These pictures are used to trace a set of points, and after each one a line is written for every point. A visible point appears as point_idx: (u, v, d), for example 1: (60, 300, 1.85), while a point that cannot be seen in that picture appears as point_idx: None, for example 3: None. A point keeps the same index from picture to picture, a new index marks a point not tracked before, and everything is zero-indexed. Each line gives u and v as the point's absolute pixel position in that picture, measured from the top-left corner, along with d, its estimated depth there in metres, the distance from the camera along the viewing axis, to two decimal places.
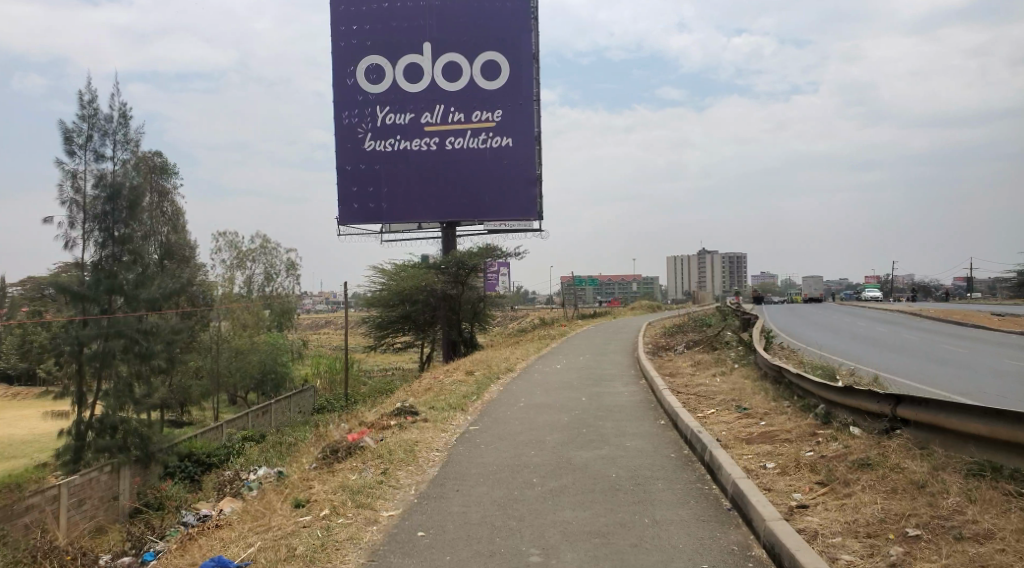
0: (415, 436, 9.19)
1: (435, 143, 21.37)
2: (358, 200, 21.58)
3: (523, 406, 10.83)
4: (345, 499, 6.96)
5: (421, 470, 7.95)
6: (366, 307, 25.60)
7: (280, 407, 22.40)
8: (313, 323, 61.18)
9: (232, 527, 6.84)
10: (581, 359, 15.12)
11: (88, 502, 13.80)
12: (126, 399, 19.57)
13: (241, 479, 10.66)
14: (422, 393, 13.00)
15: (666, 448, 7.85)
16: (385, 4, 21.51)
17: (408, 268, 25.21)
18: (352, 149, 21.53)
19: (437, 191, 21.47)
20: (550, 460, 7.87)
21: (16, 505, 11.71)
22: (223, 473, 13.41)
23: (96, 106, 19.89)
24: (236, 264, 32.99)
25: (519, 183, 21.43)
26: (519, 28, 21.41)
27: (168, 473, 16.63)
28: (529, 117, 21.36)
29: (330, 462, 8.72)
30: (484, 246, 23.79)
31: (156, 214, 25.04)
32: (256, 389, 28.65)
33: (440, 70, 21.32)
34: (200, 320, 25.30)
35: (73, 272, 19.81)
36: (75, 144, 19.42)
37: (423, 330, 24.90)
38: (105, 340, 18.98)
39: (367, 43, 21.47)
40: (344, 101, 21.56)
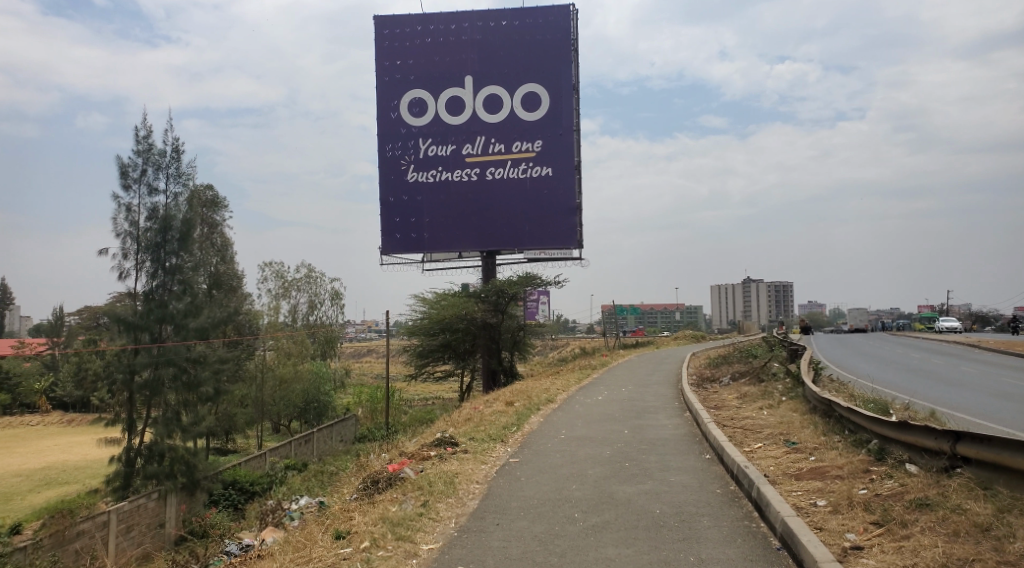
0: (455, 467, 9.13)
1: (475, 174, 21.55)
2: (400, 230, 21.85)
3: (564, 439, 10.67)
4: (386, 532, 6.92)
5: (462, 503, 7.88)
6: (407, 336, 25.66)
7: (323, 435, 22.63)
8: (355, 352, 61.53)
9: (273, 558, 6.83)
10: (624, 391, 14.88)
11: (136, 529, 14.01)
12: (173, 427, 19.78)
13: (283, 509, 10.70)
14: (462, 424, 12.95)
15: (712, 484, 7.63)
16: (427, 39, 21.95)
17: (448, 296, 25.19)
18: (395, 180, 21.84)
19: (478, 221, 21.59)
20: (592, 494, 7.73)
21: (69, 529, 11.99)
22: (266, 503, 13.46)
23: (150, 141, 20.56)
24: (281, 294, 33.46)
25: (559, 212, 21.42)
26: (560, 59, 21.55)
27: (213, 500, 16.82)
28: (569, 147, 21.45)
29: (370, 494, 8.71)
30: (524, 275, 23.88)
31: (207, 246, 25.72)
32: (299, 418, 28.86)
33: (481, 102, 21.57)
34: (246, 350, 26.10)
35: (127, 303, 20.51)
36: (130, 178, 20.08)
37: (463, 358, 24.89)
38: (155, 369, 19.49)
39: (410, 77, 21.89)
40: (387, 133, 21.95)
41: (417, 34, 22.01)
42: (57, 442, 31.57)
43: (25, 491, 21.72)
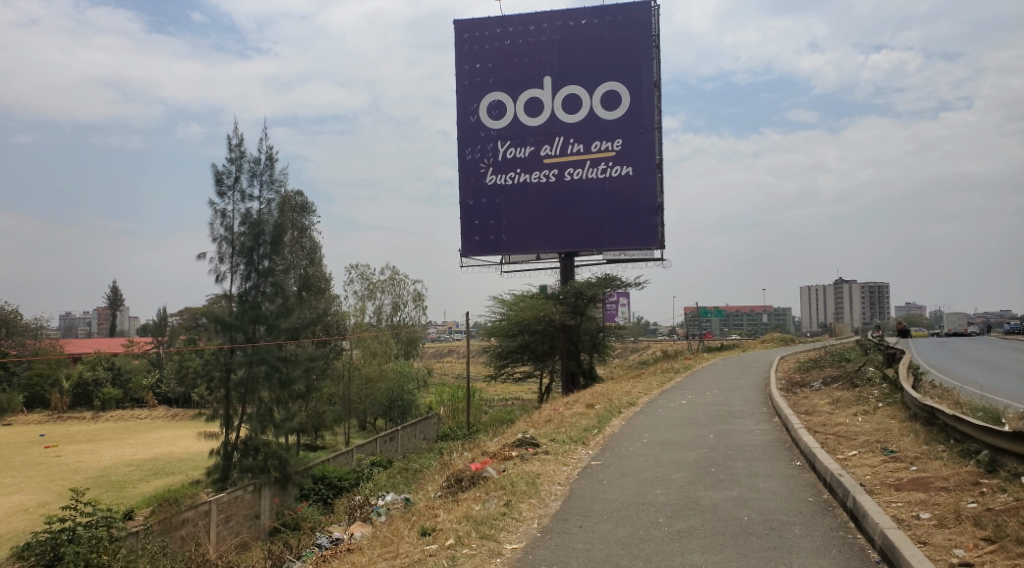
0: (537, 468, 9.19)
1: (554, 175, 21.57)
2: (479, 232, 22.14)
3: (647, 442, 10.55)
4: (470, 530, 7.04)
5: (544, 504, 7.91)
6: (487, 337, 25.90)
7: (407, 433, 23.33)
8: (437, 353, 62.38)
9: (362, 552, 7.08)
10: (708, 396, 14.56)
11: (234, 519, 14.70)
12: (267, 422, 20.41)
13: (370, 504, 11.00)
14: (543, 425, 12.97)
15: (804, 491, 7.40)
16: (507, 42, 22.12)
17: (526, 299, 25.11)
18: (474, 183, 22.14)
19: (557, 223, 21.60)
20: (677, 499, 7.62)
21: (175, 517, 12.83)
22: (354, 498, 13.87)
23: (243, 149, 21.45)
24: (366, 295, 34.32)
25: (640, 212, 21.18)
26: (640, 56, 21.29)
27: (304, 495, 17.66)
28: (650, 145, 21.18)
29: (454, 493, 8.86)
30: (603, 277, 23.71)
31: (298, 250, 26.73)
32: (384, 415, 29.54)
33: (560, 102, 21.57)
34: (333, 349, 26.97)
35: (223, 304, 21.48)
36: (224, 185, 21.05)
37: (542, 360, 24.90)
38: (249, 367, 20.35)
39: (490, 80, 22.13)
40: (467, 137, 22.29)
41: (497, 37, 22.21)
42: (163, 435, 33.42)
43: (135, 479, 23.10)
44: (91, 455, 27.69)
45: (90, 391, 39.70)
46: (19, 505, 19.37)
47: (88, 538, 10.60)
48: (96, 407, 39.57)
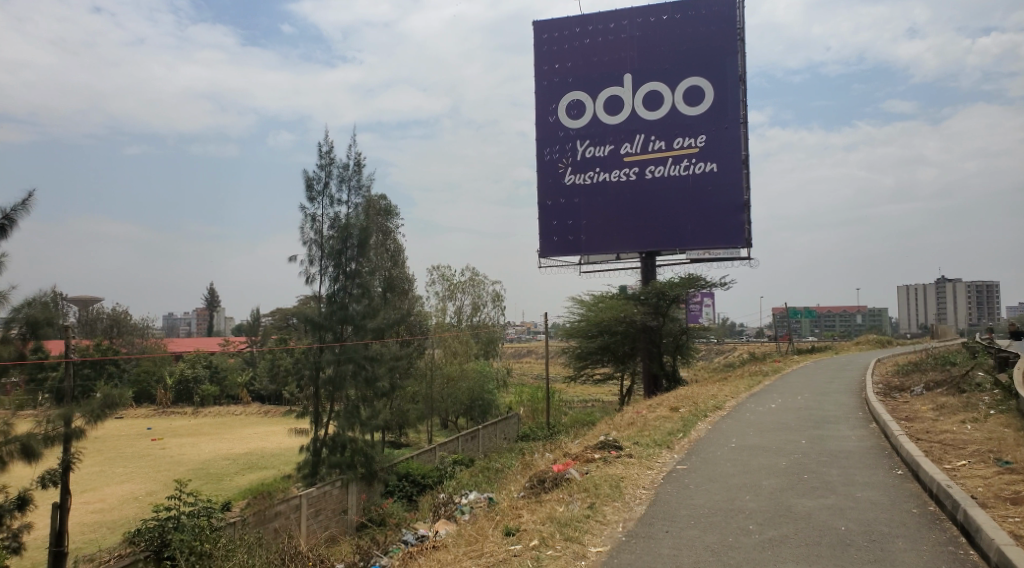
0: (621, 471, 9.09)
1: (635, 173, 21.31)
2: (558, 232, 22.10)
3: (734, 447, 10.26)
4: (554, 531, 7.08)
5: (629, 507, 7.83)
6: (565, 337, 25.88)
7: (488, 432, 23.62)
8: (517, 352, 62.47)
9: (448, 549, 7.22)
10: (799, 400, 14.03)
11: (324, 513, 15.17)
12: (354, 419, 20.61)
13: (454, 502, 11.16)
14: (625, 427, 12.82)
15: (907, 502, 7.05)
16: (586, 40, 21.99)
17: (605, 299, 25.01)
18: (553, 183, 22.14)
19: (638, 222, 21.33)
20: (769, 507, 7.38)
21: (268, 510, 13.35)
22: (438, 496, 14.07)
23: (332, 156, 22.05)
24: (447, 296, 34.70)
25: (725, 209, 20.68)
26: (724, 49, 20.79)
27: (389, 492, 18.05)
28: (735, 140, 20.63)
29: (538, 493, 8.86)
30: (686, 277, 23.10)
31: (382, 252, 27.32)
32: (465, 414, 29.85)
33: (640, 99, 21.30)
34: (416, 348, 27.41)
35: (312, 304, 22.08)
36: (314, 191, 21.71)
37: (622, 362, 24.58)
38: (338, 365, 20.78)
39: (569, 80, 22.08)
40: (546, 137, 22.32)
41: (577, 36, 22.10)
42: (257, 430, 34.84)
43: (232, 473, 24.16)
44: (193, 448, 29.13)
45: (190, 388, 41.83)
46: (129, 494, 20.58)
47: (191, 526, 11.20)
48: (196, 403, 41.62)
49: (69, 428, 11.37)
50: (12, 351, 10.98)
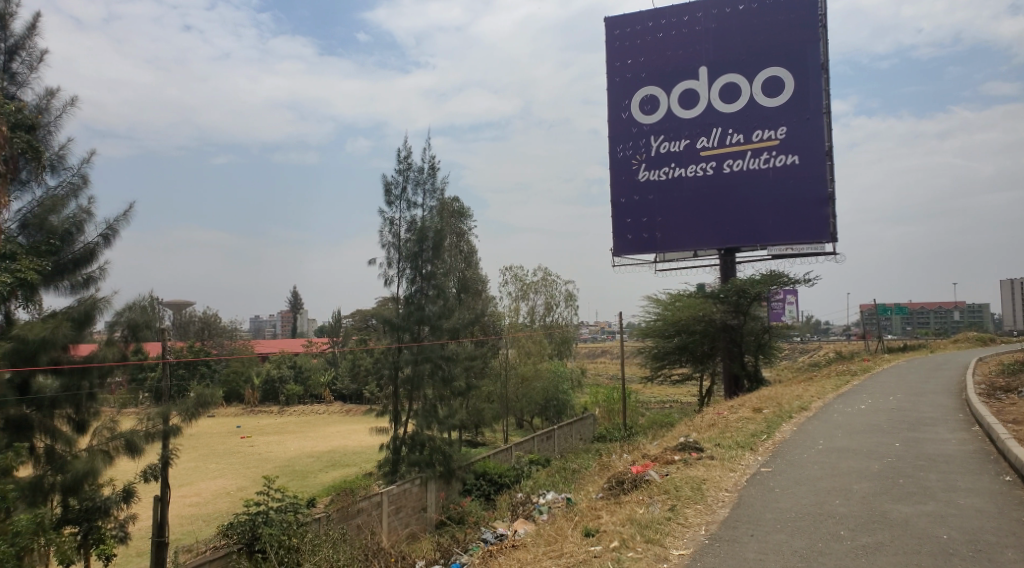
0: (702, 474, 8.91)
1: (712, 168, 20.88)
2: (632, 230, 21.85)
3: (822, 450, 9.90)
4: (635, 533, 7.05)
5: (711, 510, 7.66)
6: (641, 337, 25.58)
7: (563, 433, 23.64)
8: (591, 353, 61.92)
9: (528, 549, 7.32)
10: (891, 401, 13.41)
11: (404, 510, 15.46)
12: (432, 419, 20.54)
13: (532, 502, 11.17)
14: (706, 429, 12.55)
15: (1015, 511, 6.69)
16: (659, 33, 21.66)
17: (683, 298, 24.51)
18: (626, 180, 21.92)
19: (716, 217, 20.86)
20: (861, 512, 7.11)
21: (351, 506, 13.72)
22: (515, 496, 14.12)
23: (410, 161, 22.36)
24: (520, 296, 34.75)
25: (808, 203, 20.04)
26: (805, 37, 20.15)
27: (467, 490, 19.06)
28: (818, 131, 19.97)
29: (617, 494, 8.80)
30: (770, 273, 22.22)
31: (456, 253, 27.59)
32: (541, 414, 29.85)
33: (717, 92, 20.85)
34: (491, 348, 27.61)
35: (390, 305, 21.86)
36: (392, 196, 22.15)
37: (701, 361, 24.16)
38: (415, 365, 20.79)
39: (642, 75, 21.81)
40: (619, 134, 22.13)
41: (649, 30, 21.78)
42: (339, 428, 35.81)
43: (316, 469, 24.90)
44: (279, 446, 30.15)
45: (277, 388, 43.36)
46: (221, 488, 21.50)
47: (279, 521, 11.59)
48: (282, 402, 43.08)
49: (166, 426, 11.72)
50: (116, 352, 11.70)
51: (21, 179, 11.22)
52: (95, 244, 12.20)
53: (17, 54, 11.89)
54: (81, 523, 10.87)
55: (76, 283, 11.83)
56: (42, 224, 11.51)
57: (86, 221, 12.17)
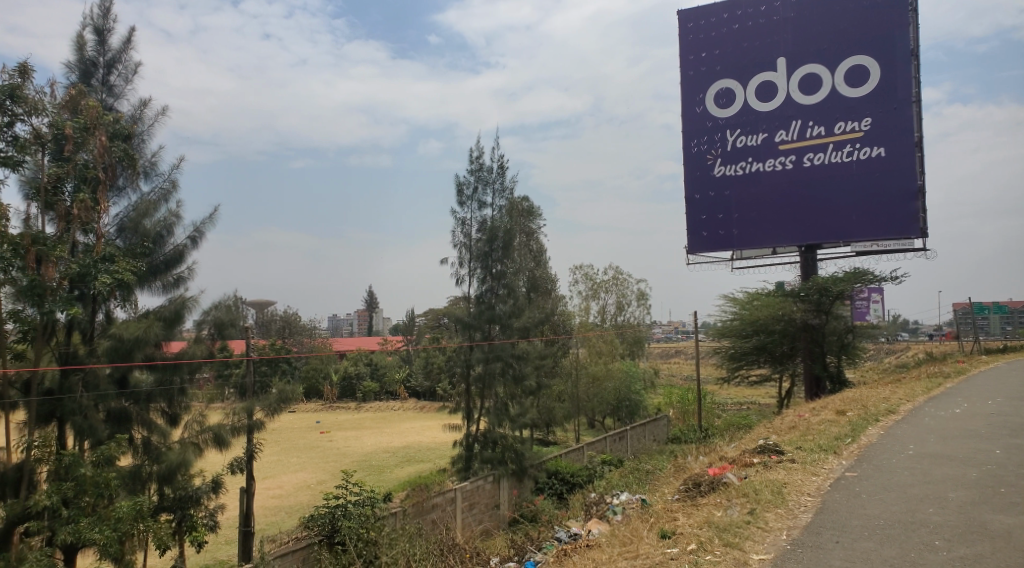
0: (783, 477, 8.68)
1: (791, 162, 20.28)
2: (707, 227, 21.42)
3: (912, 455, 9.51)
4: (712, 536, 6.94)
5: (793, 515, 7.46)
6: (717, 338, 25.15)
7: (636, 434, 23.48)
8: (664, 353, 60.80)
9: (603, 549, 7.30)
10: (989, 405, 12.71)
11: (478, 507, 15.62)
12: (503, 417, 20.34)
13: (606, 502, 11.10)
14: (786, 431, 12.21)
15: None
16: (735, 25, 21.18)
17: (761, 296, 24.00)
18: (701, 176, 21.51)
19: (796, 213, 20.25)
20: (957, 521, 6.84)
21: (426, 501, 13.99)
22: (589, 495, 14.06)
23: (481, 161, 22.49)
24: (591, 295, 34.52)
25: (896, 197, 19.24)
26: (891, 24, 19.35)
27: (540, 488, 19.24)
28: (906, 121, 19.15)
29: (693, 497, 8.67)
30: (851, 272, 21.35)
31: (526, 252, 27.66)
32: (613, 414, 29.63)
33: (796, 83, 20.26)
34: (562, 347, 27.56)
35: (461, 304, 21.38)
36: (464, 196, 22.35)
37: (781, 362, 23.37)
38: (486, 363, 20.59)
39: (717, 68, 21.39)
40: (693, 129, 21.75)
41: (724, 22, 21.31)
42: (413, 424, 36.37)
43: (391, 465, 25.41)
44: (356, 441, 30.84)
45: (353, 384, 44.44)
46: (302, 481, 22.20)
47: (358, 514, 11.82)
48: (358, 398, 44.11)
49: (250, 420, 12.44)
50: (203, 349, 12.26)
51: (118, 186, 11.82)
52: (184, 245, 12.77)
53: (114, 68, 12.55)
54: (175, 511, 11.49)
55: (167, 283, 12.46)
56: (137, 228, 12.07)
57: (175, 224, 12.72)
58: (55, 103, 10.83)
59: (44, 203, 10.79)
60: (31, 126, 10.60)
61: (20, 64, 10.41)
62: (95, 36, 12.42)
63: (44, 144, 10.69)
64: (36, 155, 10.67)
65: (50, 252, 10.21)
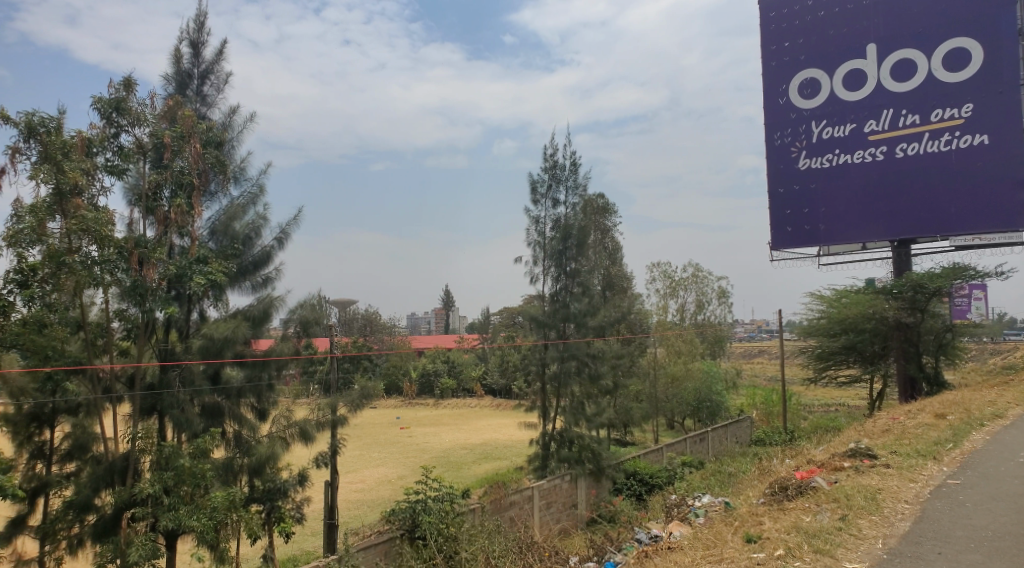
0: (877, 483, 8.27)
1: (882, 153, 19.38)
2: (792, 222, 20.72)
3: (1022, 463, 8.91)
4: (801, 542, 6.69)
5: (889, 523, 7.10)
6: (803, 336, 24.36)
7: (717, 435, 22.99)
8: (746, 353, 59.05)
9: (685, 552, 7.12)
10: None
11: (556, 506, 15.58)
12: (580, 416, 20.07)
13: (687, 504, 10.83)
14: (879, 435, 11.66)
15: None
16: (821, 13, 20.39)
17: (850, 294, 23.11)
18: (784, 170, 20.84)
19: (888, 207, 19.36)
20: None
21: (504, 498, 14.06)
22: (669, 497, 13.82)
23: (556, 158, 22.38)
24: (669, 293, 33.91)
25: (1000, 186, 18.14)
26: (994, 3, 18.26)
27: (617, 489, 19.19)
28: (1011, 106, 18.05)
29: (780, 501, 8.36)
30: (950, 267, 20.45)
31: (601, 251, 27.41)
32: (692, 415, 29.06)
33: (888, 70, 19.36)
34: (639, 346, 27.24)
35: (535, 302, 21.18)
36: (538, 194, 22.31)
37: (872, 362, 22.39)
38: (562, 361, 20.35)
39: (801, 58, 20.64)
40: (776, 121, 21.09)
41: (809, 9, 20.53)
42: (491, 422, 36.62)
43: (470, 461, 25.64)
44: (435, 437, 31.26)
45: (432, 381, 45.13)
46: (384, 476, 22.65)
47: (437, 509, 11.93)
48: (436, 395, 44.78)
49: (334, 415, 12.71)
50: (290, 346, 12.63)
51: (210, 191, 12.31)
52: (270, 246, 13.17)
53: (208, 78, 13.07)
54: (264, 502, 11.95)
55: (256, 283, 12.88)
56: (227, 230, 12.54)
57: (263, 226, 13.13)
58: (155, 114, 11.36)
59: (145, 208, 11.35)
60: (133, 136, 11.16)
61: (124, 78, 10.97)
62: (191, 49, 12.96)
63: (145, 153, 11.29)
64: (138, 163, 11.23)
65: (151, 254, 10.71)
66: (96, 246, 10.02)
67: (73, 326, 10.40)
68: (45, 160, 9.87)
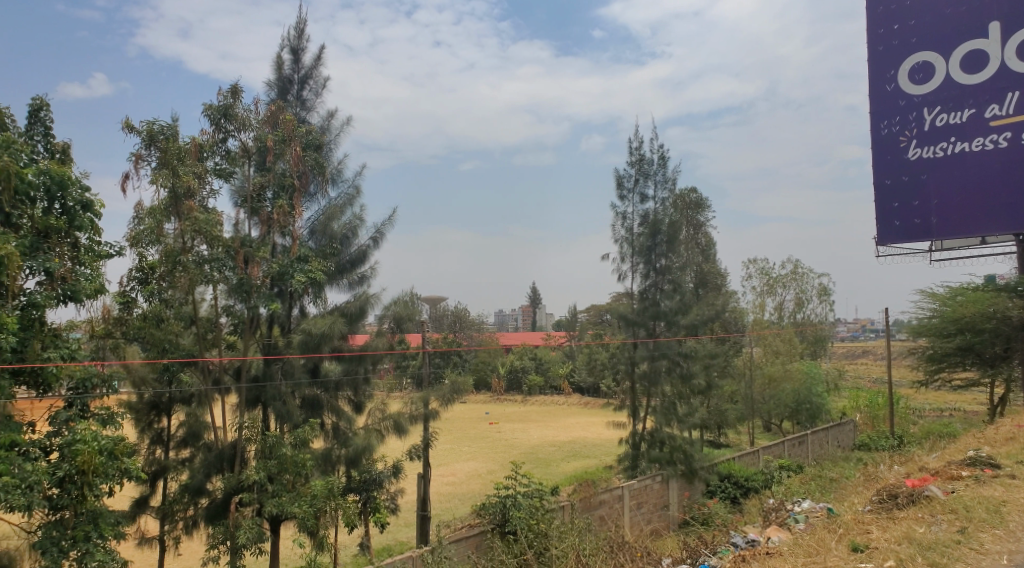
0: (1001, 495, 7.66)
1: (1006, 139, 18.04)
2: (900, 216, 19.60)
3: None
4: (914, 554, 6.27)
5: (1015, 538, 6.56)
6: (913, 337, 23.03)
7: (817, 439, 22.06)
8: (848, 353, 56.31)
9: (785, 558, 6.79)
10: None
11: (647, 507, 15.30)
12: (672, 416, 19.62)
13: (786, 508, 10.40)
14: (1000, 443, 10.85)
15: None
16: None
17: (966, 291, 21.68)
18: (892, 160, 19.73)
19: (1011, 198, 18.04)
20: None
21: (594, 496, 13.91)
22: (766, 501, 13.31)
23: (643, 153, 21.97)
24: (766, 290, 32.71)
25: None
26: None
27: (711, 491, 18.63)
28: None
29: (889, 510, 7.88)
30: None
31: (693, 247, 26.73)
32: (790, 417, 27.95)
33: (1013, 49, 18.03)
34: (733, 346, 26.43)
35: (624, 299, 20.78)
36: (625, 188, 21.99)
37: (991, 364, 20.88)
38: (652, 360, 19.99)
39: (912, 40, 19.49)
40: (883, 109, 20.00)
41: None
42: (579, 420, 36.38)
43: (559, 459, 25.54)
44: (523, 433, 31.31)
45: (520, 377, 45.25)
46: (474, 470, 22.86)
47: (527, 505, 11.92)
48: (525, 391, 44.89)
49: (426, 409, 12.73)
50: (384, 342, 12.73)
51: (310, 192, 12.65)
52: (365, 245, 13.42)
53: (307, 83, 13.46)
54: (361, 492, 12.23)
55: (352, 281, 13.16)
56: (325, 230, 12.87)
57: (359, 226, 13.39)
58: (259, 119, 11.72)
59: (250, 209, 11.89)
60: (239, 140, 11.66)
61: (231, 85, 11.42)
62: (291, 55, 13.40)
63: (250, 156, 11.79)
64: (244, 166, 11.79)
65: (255, 253, 11.15)
66: (207, 245, 10.50)
67: (186, 321, 10.95)
68: (164, 166, 10.32)
